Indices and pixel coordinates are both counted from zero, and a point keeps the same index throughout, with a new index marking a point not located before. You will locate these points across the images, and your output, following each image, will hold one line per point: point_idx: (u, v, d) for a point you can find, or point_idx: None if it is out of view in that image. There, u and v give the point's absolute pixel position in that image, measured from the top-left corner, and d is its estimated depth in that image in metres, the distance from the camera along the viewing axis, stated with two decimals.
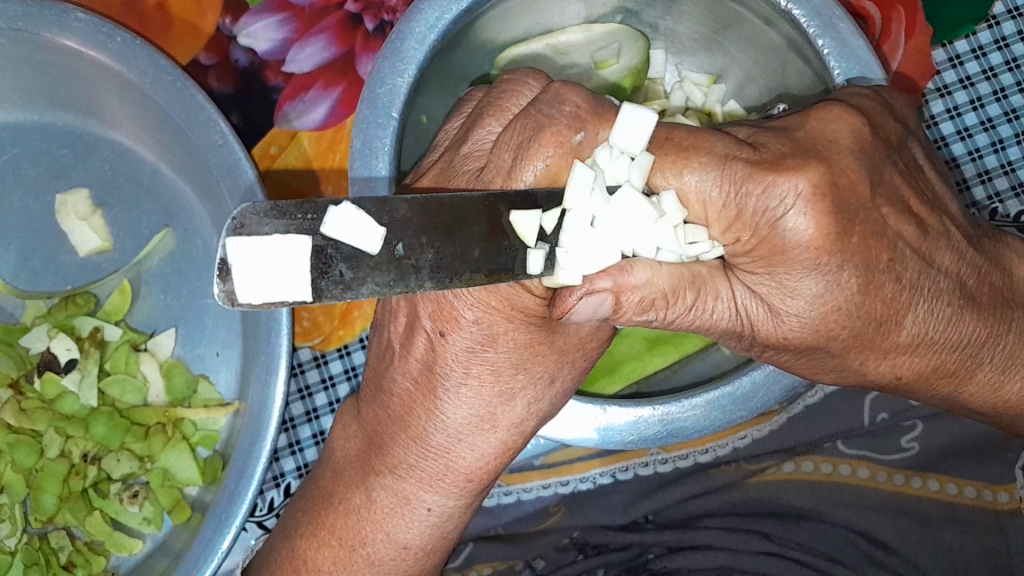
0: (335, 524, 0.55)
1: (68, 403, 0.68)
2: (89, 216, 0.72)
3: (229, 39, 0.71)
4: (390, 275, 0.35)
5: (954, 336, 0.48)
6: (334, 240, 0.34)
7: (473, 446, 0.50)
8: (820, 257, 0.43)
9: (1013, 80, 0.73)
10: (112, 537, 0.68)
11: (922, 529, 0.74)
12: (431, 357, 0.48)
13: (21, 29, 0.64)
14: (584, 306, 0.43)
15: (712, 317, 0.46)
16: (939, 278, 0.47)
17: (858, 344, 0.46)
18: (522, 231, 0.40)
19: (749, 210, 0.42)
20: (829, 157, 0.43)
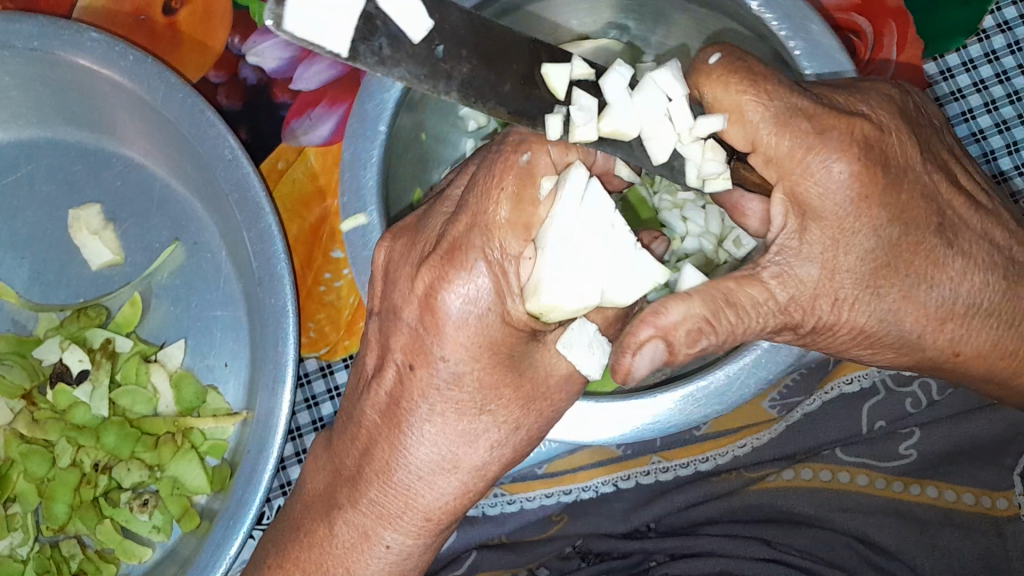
0: (298, 557, 0.52)
1: (80, 413, 0.69)
2: (102, 230, 0.73)
3: (239, 56, 0.73)
4: (423, 69, 0.37)
5: (1006, 313, 0.48)
6: (387, 15, 0.36)
7: (436, 487, 0.48)
8: (864, 209, 0.42)
9: (1004, 92, 0.74)
10: (123, 544, 0.69)
11: (920, 533, 0.75)
12: (399, 390, 0.47)
13: (36, 48, 0.66)
14: (641, 359, 0.42)
15: (762, 310, 0.44)
16: (989, 248, 0.48)
17: (910, 311, 0.45)
18: (553, 80, 0.43)
19: (799, 150, 0.42)
20: (879, 122, 0.44)
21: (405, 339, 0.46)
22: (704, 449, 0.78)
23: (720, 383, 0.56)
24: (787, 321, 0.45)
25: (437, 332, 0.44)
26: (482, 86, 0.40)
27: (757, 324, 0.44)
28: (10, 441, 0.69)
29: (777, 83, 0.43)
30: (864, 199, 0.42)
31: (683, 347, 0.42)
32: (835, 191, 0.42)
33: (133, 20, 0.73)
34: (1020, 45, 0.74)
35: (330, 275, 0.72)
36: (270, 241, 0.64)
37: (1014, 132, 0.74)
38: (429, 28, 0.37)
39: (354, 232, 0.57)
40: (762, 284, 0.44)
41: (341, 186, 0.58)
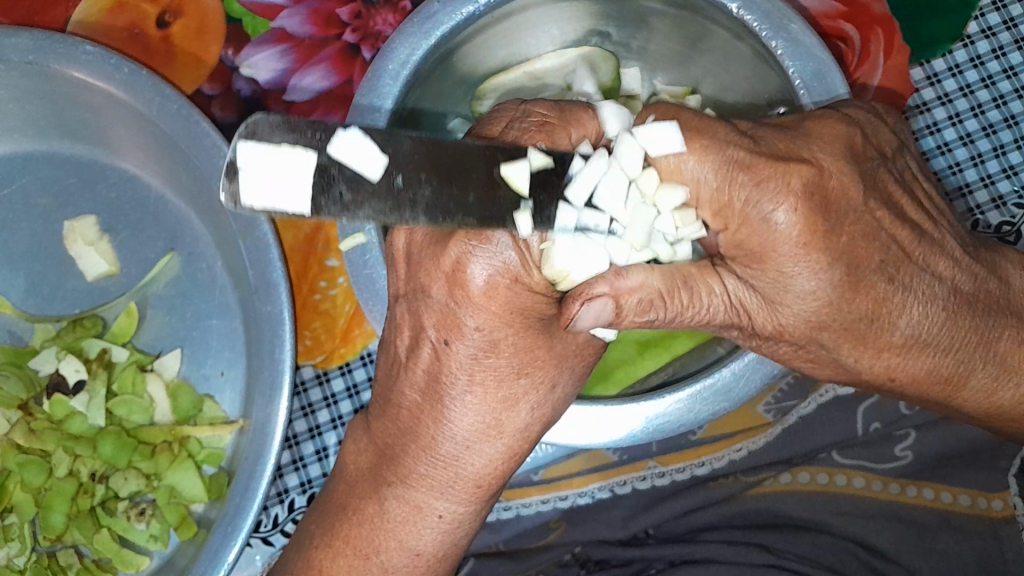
0: (349, 534, 0.50)
1: (77, 423, 0.70)
2: (97, 242, 0.74)
3: (232, 69, 0.75)
4: (387, 204, 0.35)
5: (947, 340, 0.48)
6: (341, 162, 0.34)
7: (479, 452, 0.47)
8: (810, 252, 0.43)
9: (990, 96, 0.75)
10: (120, 554, 0.69)
11: (919, 536, 0.75)
12: (436, 366, 0.45)
13: (32, 61, 0.67)
14: (586, 314, 0.43)
15: (710, 310, 0.46)
16: (932, 280, 0.47)
17: (851, 338, 0.46)
18: (515, 180, 0.39)
19: (736, 205, 0.43)
20: (821, 164, 0.43)
21: (436, 314, 0.44)
22: (699, 453, 0.79)
23: (723, 380, 0.55)
24: (735, 320, 0.46)
25: (467, 304, 0.43)
26: (448, 206, 0.37)
27: (706, 315, 0.46)
28: (8, 451, 0.69)
29: (713, 140, 0.43)
30: (802, 246, 0.42)
31: (630, 313, 0.44)
32: (781, 236, 0.42)
33: (128, 34, 0.76)
34: (1004, 50, 0.75)
35: (326, 284, 0.71)
36: (266, 250, 0.65)
37: (1000, 135, 0.74)
38: (387, 164, 0.35)
39: (353, 251, 0.57)
40: (719, 282, 0.45)
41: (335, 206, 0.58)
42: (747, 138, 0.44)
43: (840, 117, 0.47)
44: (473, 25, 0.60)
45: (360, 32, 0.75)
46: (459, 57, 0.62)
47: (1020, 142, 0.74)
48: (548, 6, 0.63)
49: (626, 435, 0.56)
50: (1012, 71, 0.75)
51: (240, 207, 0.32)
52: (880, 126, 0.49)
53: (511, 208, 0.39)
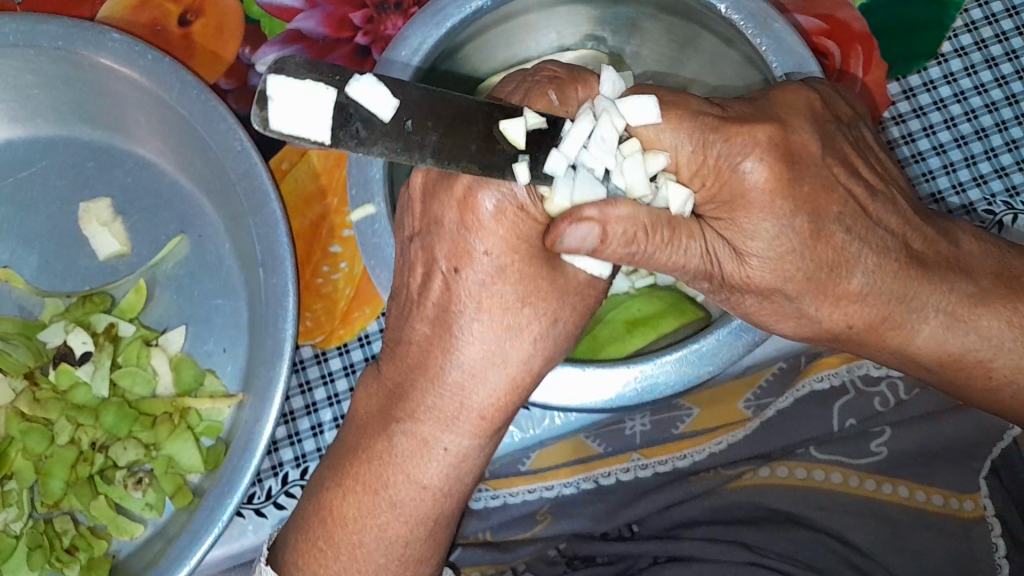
0: (359, 472, 0.54)
1: (80, 394, 0.72)
2: (110, 223, 0.77)
3: (248, 66, 0.80)
4: (398, 144, 0.44)
5: (900, 290, 0.54)
6: (356, 102, 0.43)
7: (487, 384, 0.52)
8: (774, 200, 0.50)
9: (961, 110, 0.79)
10: (116, 521, 0.71)
11: (894, 532, 0.78)
12: (446, 296, 0.51)
13: (61, 47, 0.71)
14: (571, 234, 0.48)
15: (687, 255, 0.52)
16: (886, 235, 0.54)
17: (812, 287, 0.52)
18: (512, 135, 0.47)
19: (710, 160, 0.50)
20: (782, 124, 0.51)
21: (449, 244, 0.51)
22: (682, 447, 0.80)
23: (709, 347, 0.59)
24: (708, 269, 0.53)
25: (477, 230, 0.50)
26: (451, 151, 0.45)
27: (680, 260, 0.52)
28: (12, 418, 0.71)
29: (686, 110, 0.51)
30: (769, 195, 0.50)
31: (617, 242, 0.49)
32: (750, 184, 0.50)
33: (149, 30, 0.80)
34: (976, 69, 0.80)
35: (329, 268, 0.75)
36: (274, 226, 0.68)
37: (971, 146, 0.78)
38: (396, 107, 0.44)
39: (363, 221, 0.60)
40: (699, 233, 0.51)
41: (349, 179, 0.61)
42: (717, 108, 0.52)
43: (804, 90, 0.55)
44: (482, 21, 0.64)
45: (370, 36, 0.80)
46: (470, 50, 0.67)
47: (992, 153, 0.78)
48: (552, 9, 0.69)
49: (616, 396, 0.59)
50: (983, 88, 0.80)
51: (268, 130, 0.42)
52: (832, 98, 0.56)
53: (510, 160, 0.47)
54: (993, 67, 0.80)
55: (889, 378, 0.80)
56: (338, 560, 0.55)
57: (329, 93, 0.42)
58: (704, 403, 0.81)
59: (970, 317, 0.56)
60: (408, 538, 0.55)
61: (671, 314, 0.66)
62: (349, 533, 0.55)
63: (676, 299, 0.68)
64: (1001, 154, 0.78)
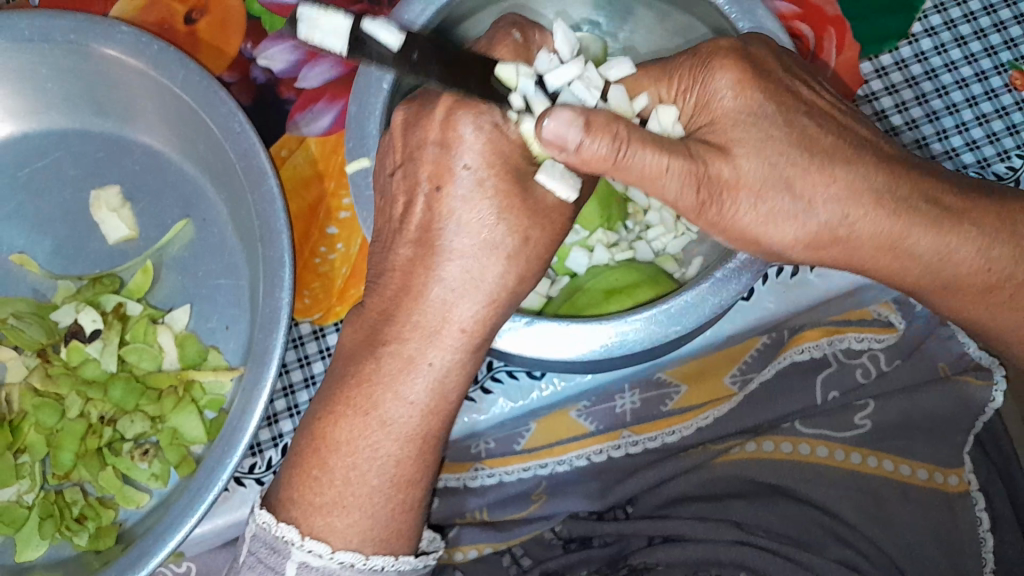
0: (351, 395, 0.56)
1: (90, 368, 0.76)
2: (120, 208, 0.80)
3: (250, 60, 0.83)
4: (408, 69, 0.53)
5: (884, 182, 0.57)
6: None
7: (468, 299, 0.55)
8: (746, 91, 0.57)
9: (933, 87, 0.81)
10: (122, 490, 0.74)
11: (878, 503, 0.81)
12: (430, 216, 0.56)
13: (73, 41, 0.75)
14: (552, 126, 0.52)
15: (670, 163, 0.54)
16: (858, 135, 0.59)
17: (800, 170, 0.56)
18: (535, 62, 0.61)
19: (690, 68, 0.60)
20: (754, 42, 0.60)
21: (431, 166, 0.56)
22: (671, 423, 0.82)
23: (678, 306, 0.61)
24: (696, 172, 0.55)
25: (459, 145, 0.56)
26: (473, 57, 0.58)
27: (663, 164, 0.54)
28: (26, 394, 0.75)
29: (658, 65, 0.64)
30: (742, 87, 0.57)
31: (600, 128, 0.52)
32: (721, 80, 0.58)
33: (158, 29, 0.83)
34: (946, 47, 0.82)
35: (325, 249, 0.79)
36: (270, 202, 0.71)
37: (943, 121, 0.80)
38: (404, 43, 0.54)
39: (357, 173, 0.63)
40: (681, 146, 0.56)
41: (346, 132, 0.63)
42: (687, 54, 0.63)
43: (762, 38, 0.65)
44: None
45: (365, 28, 0.83)
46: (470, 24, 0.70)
47: (962, 127, 0.80)
48: None
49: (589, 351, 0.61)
50: (952, 66, 0.82)
51: None
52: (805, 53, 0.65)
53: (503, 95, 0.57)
54: (962, 46, 0.82)
55: (870, 351, 0.82)
56: (331, 486, 0.56)
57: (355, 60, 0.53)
58: (693, 379, 0.82)
59: (958, 215, 0.59)
60: (399, 459, 0.56)
61: (649, 284, 0.68)
62: (342, 457, 0.56)
63: (652, 272, 0.70)
64: (972, 129, 0.80)
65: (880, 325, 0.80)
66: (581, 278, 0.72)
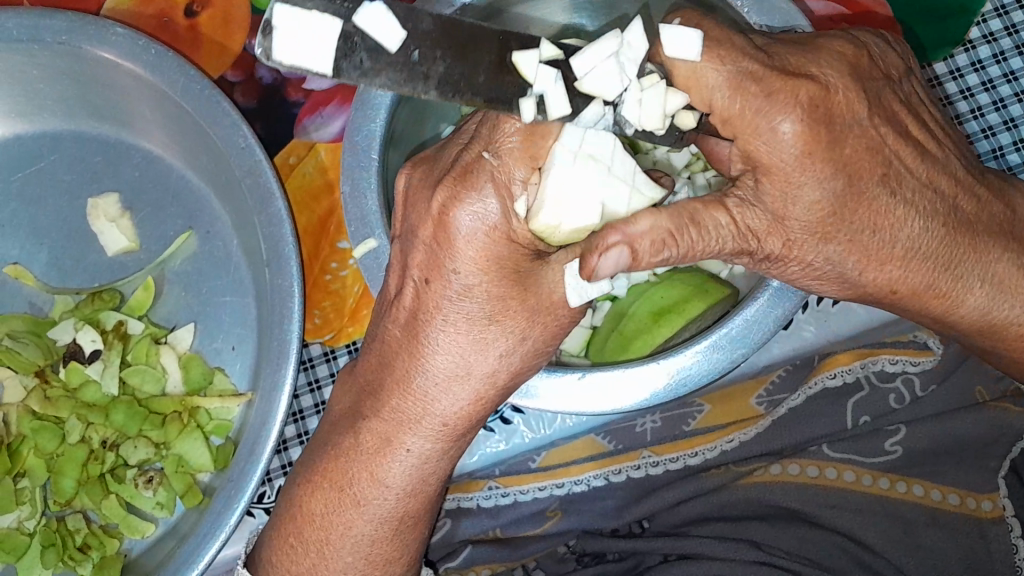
0: (329, 468, 0.57)
1: (91, 392, 0.72)
2: (119, 219, 0.76)
3: (255, 58, 0.77)
4: (403, 77, 0.39)
5: (942, 255, 0.52)
6: (364, 31, 0.37)
7: (452, 395, 0.53)
8: (815, 163, 0.47)
9: (989, 99, 0.80)
10: (127, 520, 0.72)
11: (904, 530, 0.77)
12: (417, 304, 0.51)
13: (64, 42, 0.69)
14: (604, 262, 0.45)
15: (719, 243, 0.49)
16: (933, 198, 0.51)
17: (857, 250, 0.50)
18: (523, 67, 0.43)
19: (749, 110, 0.47)
20: (827, 82, 0.48)
21: (422, 257, 0.51)
22: (693, 444, 0.79)
23: (738, 326, 0.59)
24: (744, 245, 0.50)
25: (449, 249, 0.49)
26: (458, 80, 0.41)
27: (716, 246, 0.49)
28: (23, 416, 0.71)
29: (730, 49, 0.47)
30: (808, 158, 0.47)
31: (647, 256, 0.46)
32: (784, 146, 0.46)
33: (158, 22, 0.77)
34: (1005, 55, 0.81)
35: (337, 265, 0.76)
36: (279, 225, 0.67)
37: (999, 137, 0.80)
38: (404, 39, 0.38)
39: (366, 256, 0.60)
40: (726, 212, 0.48)
41: (346, 217, 0.60)
42: (762, 54, 0.48)
43: (850, 39, 0.51)
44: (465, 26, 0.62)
45: None
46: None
47: (1019, 145, 0.80)
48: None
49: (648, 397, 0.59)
50: (1012, 76, 0.81)
51: None
52: (889, 53, 0.53)
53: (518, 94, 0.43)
54: (1023, 53, 0.81)
55: (904, 374, 0.79)
56: (307, 557, 0.59)
57: (334, 23, 0.37)
58: (716, 399, 0.80)
59: (1018, 285, 0.55)
60: (375, 537, 0.59)
61: (697, 297, 0.63)
62: (316, 530, 0.58)
63: (700, 279, 0.65)
64: None
65: (915, 347, 0.78)
66: (624, 301, 0.67)
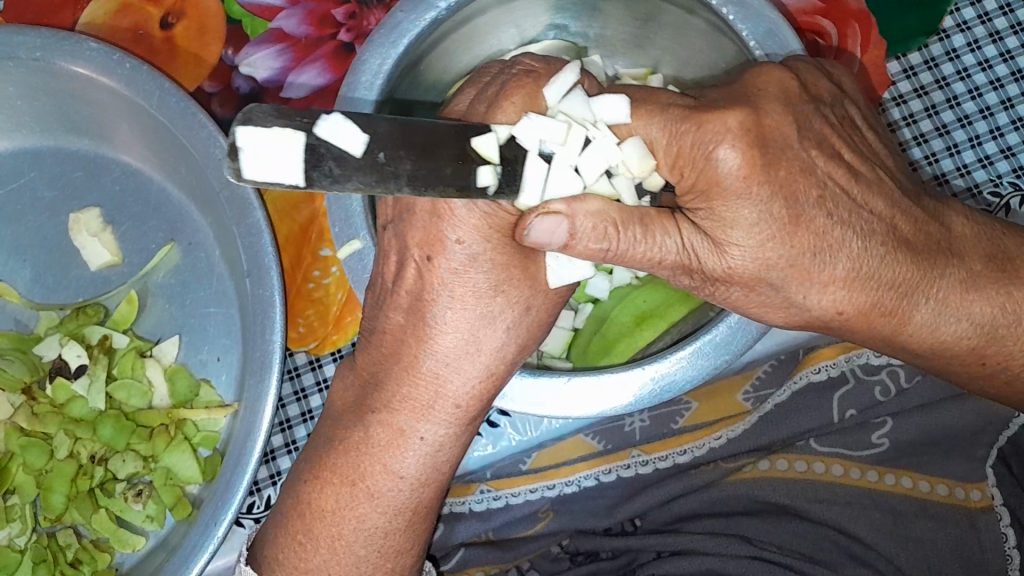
0: (336, 463, 0.57)
1: (78, 407, 0.72)
2: (100, 232, 0.76)
3: (232, 68, 0.77)
4: (373, 177, 0.43)
5: (886, 276, 0.52)
6: (327, 142, 0.42)
7: (463, 375, 0.54)
8: (750, 185, 0.49)
9: (964, 88, 0.81)
10: (117, 533, 0.72)
11: (895, 522, 0.77)
12: (421, 285, 0.53)
13: (39, 59, 0.69)
14: (541, 227, 0.49)
15: (661, 250, 0.51)
16: (870, 217, 0.52)
17: (795, 275, 0.51)
18: (485, 151, 0.47)
19: (684, 150, 0.50)
20: (755, 107, 0.50)
21: (421, 232, 0.52)
22: (682, 442, 0.79)
23: (722, 334, 0.59)
24: (687, 263, 0.52)
25: (451, 218, 0.51)
26: (426, 175, 0.45)
27: (656, 254, 0.51)
28: (11, 433, 0.70)
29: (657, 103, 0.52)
30: (746, 180, 0.49)
31: (585, 236, 0.49)
32: (724, 171, 0.49)
33: (133, 35, 0.77)
34: (980, 44, 0.81)
35: (319, 273, 0.76)
36: (258, 235, 0.67)
37: (976, 126, 0.80)
38: (366, 141, 0.43)
39: (351, 258, 0.60)
40: (675, 228, 0.51)
41: (330, 218, 0.60)
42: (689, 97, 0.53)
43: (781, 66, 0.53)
44: (437, 31, 0.62)
45: (353, 31, 0.77)
46: (436, 56, 0.65)
47: (996, 132, 0.80)
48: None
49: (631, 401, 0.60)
50: (986, 64, 0.81)
51: None
52: (820, 74, 0.55)
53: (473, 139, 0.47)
54: (997, 41, 0.82)
55: (889, 366, 0.79)
56: (317, 553, 0.58)
57: (298, 135, 0.42)
58: (704, 397, 0.80)
59: (959, 302, 0.54)
60: (388, 530, 0.58)
61: (677, 302, 0.65)
62: (328, 525, 0.57)
63: None
64: (1007, 133, 0.80)
65: None
66: (604, 304, 0.68)
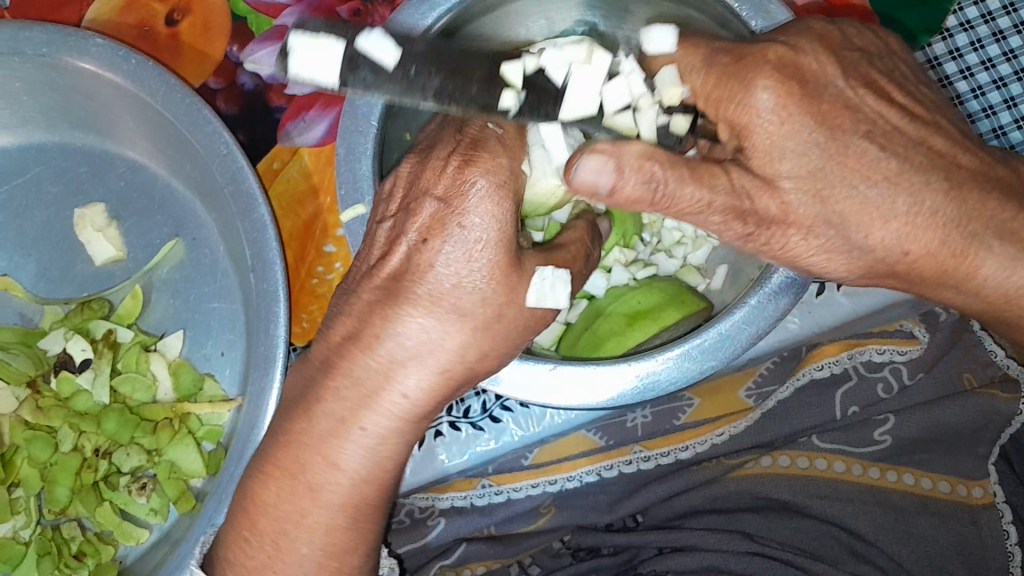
0: (294, 458, 0.54)
1: (82, 401, 0.72)
2: (105, 228, 0.77)
3: (237, 65, 0.77)
4: (401, 87, 0.47)
5: (954, 211, 0.53)
6: (363, 60, 0.46)
7: (418, 364, 0.51)
8: (793, 111, 0.50)
9: (968, 88, 0.81)
10: (121, 526, 0.72)
11: (898, 520, 0.76)
12: (406, 267, 0.51)
13: (45, 54, 0.69)
14: (587, 166, 0.47)
15: (706, 198, 0.50)
16: (922, 152, 0.53)
17: (859, 210, 0.51)
18: (511, 76, 0.49)
19: (726, 88, 0.51)
20: (794, 45, 0.52)
21: (425, 219, 0.51)
22: (683, 438, 0.80)
23: (711, 340, 0.60)
24: (737, 205, 0.51)
25: (463, 204, 0.50)
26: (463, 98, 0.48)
27: (702, 203, 0.50)
28: (15, 427, 0.71)
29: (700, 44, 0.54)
30: (785, 109, 0.50)
31: (632, 180, 0.48)
32: (761, 111, 0.50)
33: (139, 32, 0.78)
34: (983, 43, 0.81)
35: (323, 269, 0.77)
36: (262, 229, 0.68)
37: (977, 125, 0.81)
38: (399, 57, 0.47)
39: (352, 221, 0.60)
40: (724, 172, 0.51)
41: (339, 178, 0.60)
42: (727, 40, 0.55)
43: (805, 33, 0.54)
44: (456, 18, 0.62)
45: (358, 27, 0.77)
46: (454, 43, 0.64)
47: (999, 131, 0.81)
48: None
49: (617, 395, 0.60)
50: (990, 63, 0.81)
51: None
52: (862, 66, 0.54)
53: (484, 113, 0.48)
54: (1000, 40, 0.81)
55: (891, 364, 0.80)
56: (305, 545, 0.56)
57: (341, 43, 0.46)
58: (705, 394, 0.81)
59: None
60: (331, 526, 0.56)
61: (671, 307, 0.65)
62: (270, 520, 0.56)
63: (677, 290, 0.66)
64: (1009, 133, 0.81)
65: (901, 336, 0.80)
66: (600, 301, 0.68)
